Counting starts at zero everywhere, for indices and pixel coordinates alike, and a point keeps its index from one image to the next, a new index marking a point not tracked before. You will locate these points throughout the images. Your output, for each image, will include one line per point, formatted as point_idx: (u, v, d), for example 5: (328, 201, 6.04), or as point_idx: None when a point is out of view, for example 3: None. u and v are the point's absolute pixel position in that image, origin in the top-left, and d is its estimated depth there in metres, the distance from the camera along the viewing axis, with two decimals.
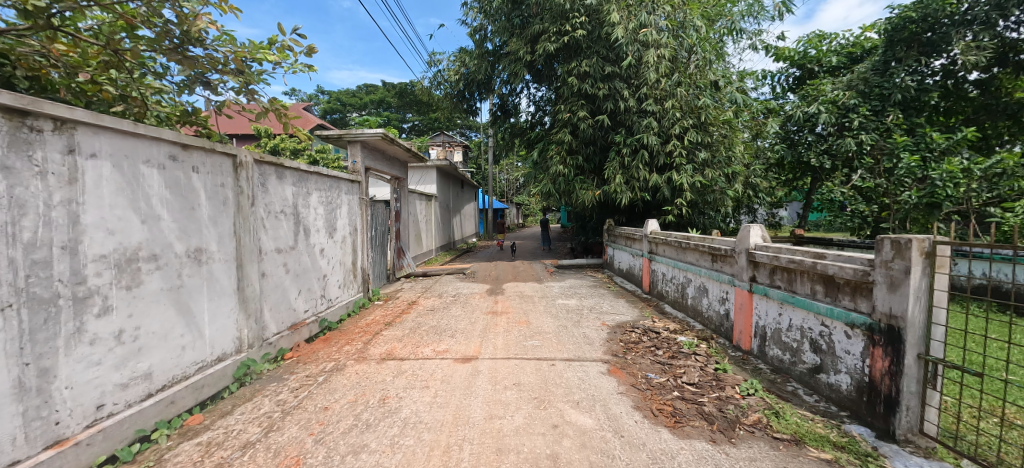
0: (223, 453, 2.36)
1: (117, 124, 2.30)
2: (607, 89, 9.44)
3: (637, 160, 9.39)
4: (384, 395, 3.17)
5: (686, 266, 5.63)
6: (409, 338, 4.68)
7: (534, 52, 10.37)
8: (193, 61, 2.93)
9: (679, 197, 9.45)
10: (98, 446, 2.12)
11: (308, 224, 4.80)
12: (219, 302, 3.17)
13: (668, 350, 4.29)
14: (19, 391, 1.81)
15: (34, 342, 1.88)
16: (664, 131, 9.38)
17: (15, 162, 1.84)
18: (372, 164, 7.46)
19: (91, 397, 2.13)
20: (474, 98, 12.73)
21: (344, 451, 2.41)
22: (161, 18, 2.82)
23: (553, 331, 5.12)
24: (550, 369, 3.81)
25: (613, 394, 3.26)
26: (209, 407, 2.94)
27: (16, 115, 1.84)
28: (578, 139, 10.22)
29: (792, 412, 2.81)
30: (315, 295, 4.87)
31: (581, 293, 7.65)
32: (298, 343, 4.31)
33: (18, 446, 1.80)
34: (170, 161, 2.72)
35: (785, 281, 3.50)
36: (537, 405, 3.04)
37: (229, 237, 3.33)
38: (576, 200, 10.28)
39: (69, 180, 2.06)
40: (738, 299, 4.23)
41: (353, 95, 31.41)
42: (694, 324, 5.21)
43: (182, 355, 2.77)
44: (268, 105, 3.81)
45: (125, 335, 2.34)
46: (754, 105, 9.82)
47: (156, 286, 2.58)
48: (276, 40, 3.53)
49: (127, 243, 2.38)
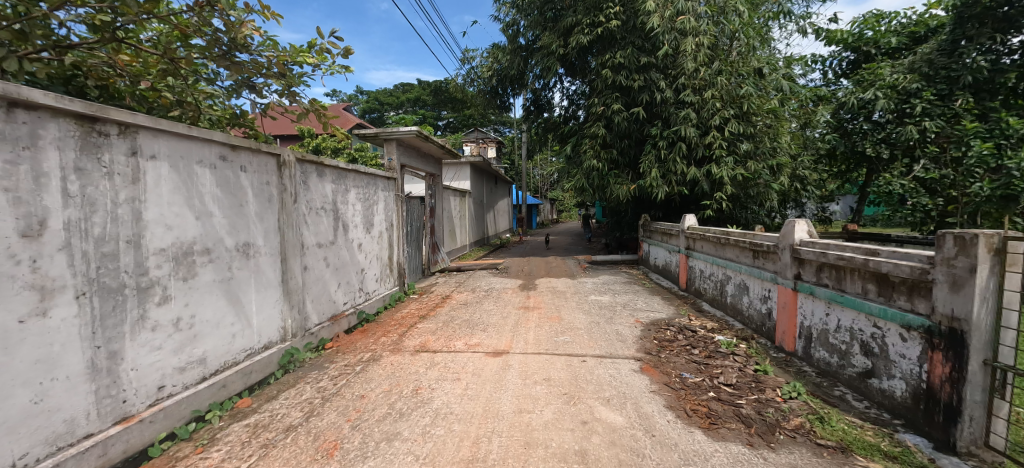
0: (268, 435, 2.53)
1: (174, 127, 2.47)
2: (642, 81, 9.23)
3: (674, 153, 9.14)
4: (417, 386, 3.26)
5: (725, 263, 5.43)
6: (443, 332, 4.79)
7: (567, 45, 10.23)
8: (240, 67, 3.11)
9: (718, 191, 9.10)
10: (159, 424, 2.32)
11: (347, 220, 4.99)
12: (266, 293, 3.37)
13: (705, 349, 4.16)
14: (92, 371, 2.01)
15: (104, 328, 2.07)
16: (703, 123, 9.07)
17: (87, 164, 2.02)
18: (407, 162, 7.63)
19: (153, 379, 2.33)
20: (508, 93, 12.84)
21: (379, 438, 2.51)
22: (211, 27, 2.99)
23: (585, 327, 5.08)
24: (581, 365, 3.78)
25: (645, 392, 3.20)
26: (257, 391, 3.14)
27: (87, 121, 2.02)
28: (612, 132, 10.00)
29: (838, 419, 2.65)
30: (353, 288, 5.07)
31: (615, 289, 7.52)
32: (338, 334, 4.52)
33: (92, 420, 2.00)
34: (221, 161, 2.91)
35: (833, 280, 3.28)
36: (568, 401, 3.03)
37: (275, 231, 3.53)
38: (609, 195, 10.10)
39: (132, 179, 2.24)
40: (781, 298, 4.01)
41: (389, 94, 31.99)
42: (733, 323, 5.00)
43: (232, 342, 2.97)
44: (309, 106, 3.99)
45: (182, 322, 2.54)
46: (801, 93, 9.25)
47: (210, 277, 2.78)
48: (315, 43, 3.68)
49: (183, 238, 2.57)
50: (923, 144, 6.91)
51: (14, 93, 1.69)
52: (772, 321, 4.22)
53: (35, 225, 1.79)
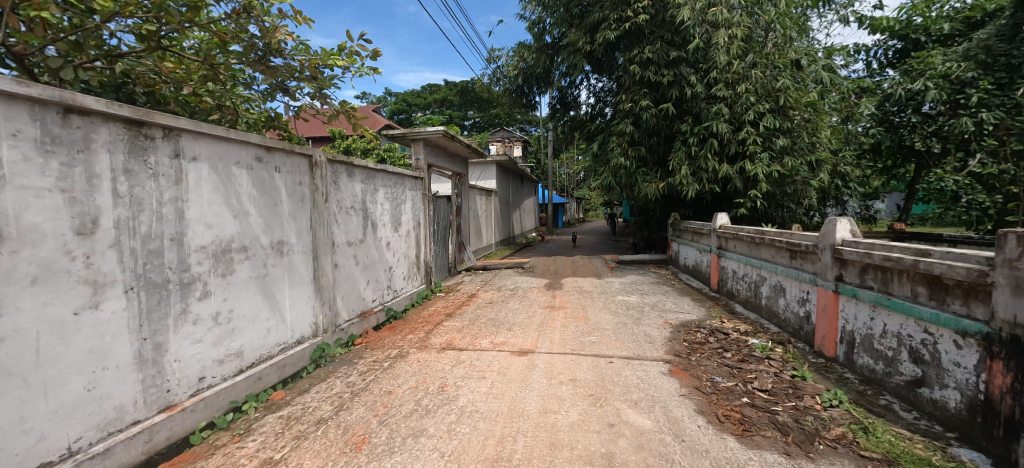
0: (300, 427, 2.61)
1: (213, 130, 2.58)
2: (672, 76, 8.99)
3: (706, 149, 8.86)
4: (443, 383, 3.29)
5: (759, 263, 5.20)
6: (469, 330, 4.82)
7: (594, 42, 10.07)
8: (274, 71, 3.22)
9: (752, 189, 8.75)
10: (199, 413, 2.43)
11: (376, 219, 5.10)
12: (299, 290, 3.49)
13: (738, 353, 4.00)
14: (140, 361, 2.13)
15: (150, 321, 2.19)
16: (736, 118, 8.74)
17: (135, 166, 2.13)
18: (434, 162, 7.73)
19: (194, 370, 2.45)
20: (534, 92, 12.79)
21: (405, 433, 2.55)
22: (247, 33, 3.10)
23: (612, 327, 4.98)
24: (608, 366, 3.71)
25: (675, 396, 3.11)
26: (290, 384, 3.25)
27: (135, 125, 2.14)
28: (640, 129, 9.77)
29: (884, 429, 2.49)
30: (382, 285, 5.17)
31: (643, 289, 7.36)
32: (367, 330, 4.62)
33: (139, 408, 2.12)
34: (257, 162, 3.02)
35: (880, 282, 3.07)
36: (594, 402, 2.98)
37: (307, 230, 3.64)
38: (637, 193, 9.89)
39: (176, 180, 2.36)
40: (821, 300, 3.79)
41: (417, 95, 32.48)
42: (768, 326, 4.78)
43: (267, 337, 3.08)
44: (339, 108, 4.09)
45: (221, 316, 2.66)
46: (843, 85, 8.73)
47: (246, 274, 2.89)
48: (345, 46, 3.77)
49: (222, 236, 2.69)
50: (980, 137, 6.41)
51: (68, 99, 1.81)
52: (810, 325, 4.01)
53: (89, 223, 1.91)
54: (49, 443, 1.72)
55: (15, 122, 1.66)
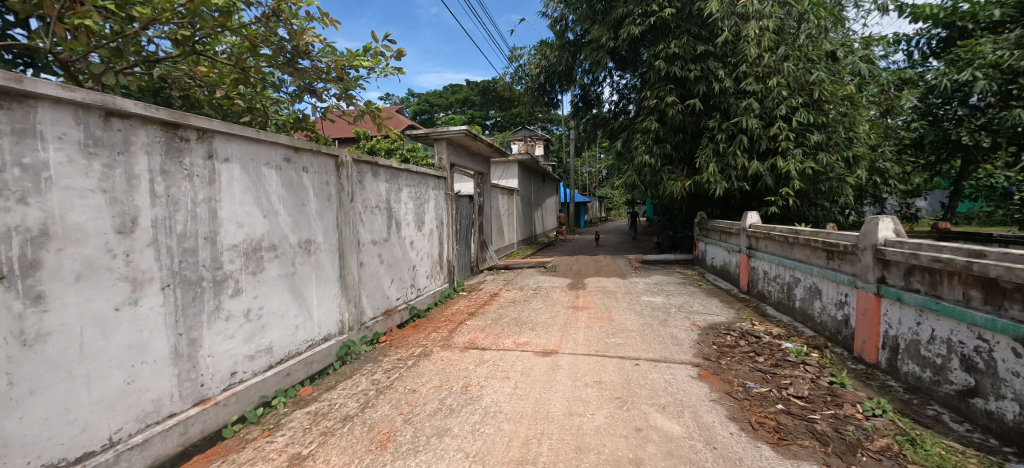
0: (327, 423, 2.64)
1: (245, 132, 2.64)
2: (699, 70, 8.71)
3: (735, 146, 8.56)
4: (466, 382, 3.28)
5: (793, 264, 4.95)
6: (491, 329, 4.80)
7: (617, 38, 9.87)
8: (302, 73, 3.28)
9: (785, 186, 8.40)
10: (231, 407, 2.50)
11: (400, 218, 5.15)
12: (325, 288, 3.55)
13: (771, 357, 3.83)
14: (176, 356, 2.20)
15: (185, 317, 2.26)
16: (767, 113, 8.41)
17: (171, 166, 2.20)
18: (456, 161, 7.77)
19: (227, 365, 2.51)
20: (556, 90, 12.68)
21: (430, 433, 2.54)
22: (277, 36, 3.17)
23: (637, 329, 4.86)
24: (634, 368, 3.61)
25: (705, 401, 2.98)
26: (317, 380, 3.31)
27: (171, 127, 2.21)
28: (665, 126, 9.51)
29: (934, 442, 2.31)
30: (405, 284, 5.22)
31: (669, 290, 7.16)
32: (391, 328, 4.67)
33: (174, 401, 2.19)
34: (286, 163, 3.09)
35: (928, 285, 2.86)
36: (620, 406, 2.90)
37: (333, 229, 3.70)
38: (662, 191, 9.64)
39: (209, 181, 2.43)
40: (861, 303, 3.57)
41: (439, 95, 32.78)
42: (803, 330, 4.55)
43: (296, 333, 3.15)
44: (365, 108, 4.14)
45: (252, 313, 2.73)
46: (883, 77, 8.24)
47: (276, 272, 2.96)
48: (370, 47, 3.81)
49: (253, 235, 2.76)
50: None
51: (109, 103, 1.88)
52: (849, 329, 3.78)
53: (129, 222, 1.98)
54: (92, 433, 1.80)
55: (60, 125, 1.73)
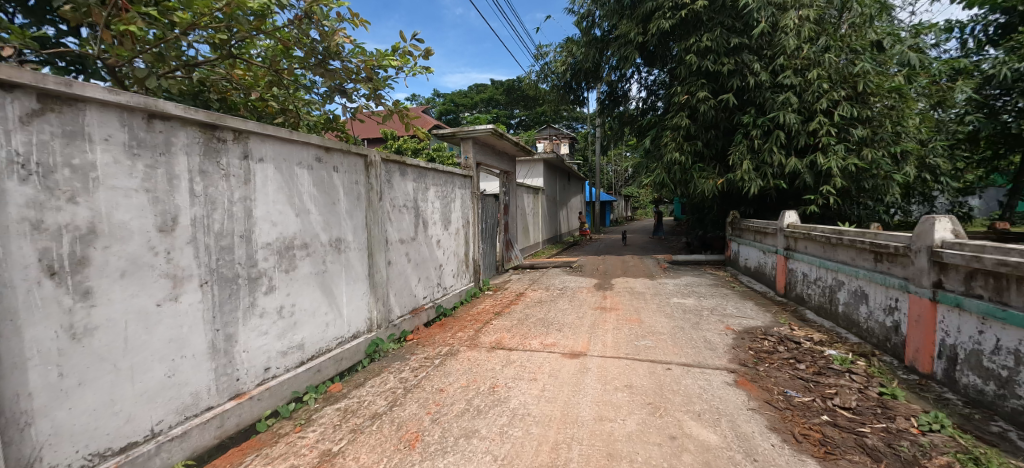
0: (356, 420, 2.67)
1: (278, 132, 2.70)
2: (733, 64, 8.34)
3: (771, 142, 8.16)
4: (493, 383, 3.24)
5: (835, 266, 4.65)
6: (518, 329, 4.76)
7: (646, 32, 9.59)
8: (332, 73, 3.33)
9: (825, 184, 7.96)
10: (265, 402, 2.56)
11: (427, 217, 5.17)
12: (355, 286, 3.60)
13: (813, 365, 3.60)
14: (213, 351, 2.26)
15: (222, 313, 2.32)
16: (806, 107, 7.98)
17: (209, 167, 2.27)
18: (482, 160, 7.76)
19: (261, 361, 2.57)
20: (582, 87, 12.47)
21: (458, 433, 2.51)
22: (309, 38, 3.23)
23: (668, 332, 4.68)
24: (666, 373, 3.47)
25: (742, 410, 2.82)
26: (346, 377, 3.36)
27: (209, 128, 2.27)
28: (697, 123, 9.15)
29: (999, 461, 2.09)
30: (432, 282, 5.25)
31: (700, 292, 6.90)
32: (418, 326, 4.70)
33: (212, 394, 2.25)
34: (317, 162, 3.14)
35: (992, 290, 2.60)
36: (652, 412, 2.78)
37: (363, 228, 3.74)
38: (693, 190, 9.31)
39: (245, 181, 2.49)
40: (913, 309, 3.29)
41: (465, 95, 32.97)
42: (847, 336, 4.27)
43: (326, 330, 3.20)
44: (393, 108, 4.17)
45: (285, 310, 2.78)
46: (933, 67, 7.68)
47: (307, 270, 3.01)
48: (399, 46, 3.82)
49: (286, 233, 2.81)
50: None
51: (152, 105, 1.94)
52: (899, 336, 3.51)
53: (169, 220, 2.05)
54: (135, 424, 1.87)
55: (106, 127, 1.80)
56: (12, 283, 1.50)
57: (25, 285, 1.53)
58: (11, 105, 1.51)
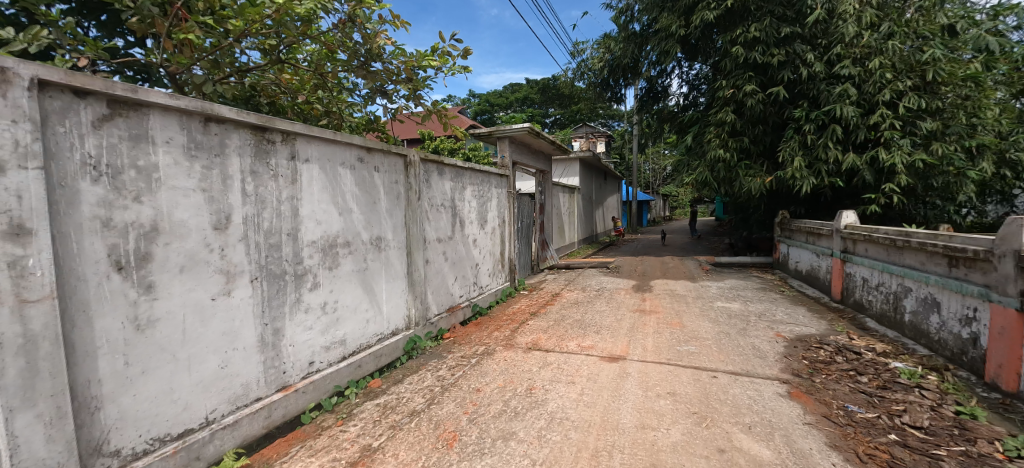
0: (395, 417, 2.70)
1: (323, 134, 2.77)
2: (784, 54, 7.82)
3: (826, 137, 7.59)
4: (531, 385, 3.19)
5: (901, 271, 4.22)
6: (554, 330, 4.68)
7: (689, 24, 9.18)
8: (374, 75, 3.39)
9: (889, 182, 7.32)
10: (309, 395, 2.64)
11: (464, 216, 5.20)
12: (394, 284, 3.66)
13: (877, 378, 3.28)
14: (262, 345, 2.35)
15: (271, 308, 2.41)
16: (867, 99, 7.39)
17: (259, 168, 2.36)
18: (518, 159, 7.72)
19: (306, 355, 2.66)
20: (619, 84, 12.15)
21: (495, 435, 2.48)
22: (352, 41, 3.30)
23: (713, 337, 4.44)
24: (711, 381, 3.28)
25: (798, 424, 2.61)
26: (385, 373, 3.42)
27: (260, 131, 2.37)
28: (743, 118, 8.62)
29: None
30: (468, 281, 5.27)
31: (746, 296, 6.52)
32: (454, 324, 4.73)
33: (261, 386, 2.34)
34: (359, 163, 3.21)
35: None
36: (698, 422, 2.62)
37: (402, 227, 3.80)
38: (738, 189, 8.82)
39: (292, 180, 2.57)
40: (996, 321, 2.92)
41: (500, 95, 33.08)
42: (914, 346, 3.88)
43: (367, 327, 3.27)
44: (432, 108, 4.21)
45: (328, 306, 2.86)
46: (1015, 52, 6.96)
47: (350, 268, 3.09)
48: (438, 47, 3.85)
49: (329, 232, 2.89)
50: None
51: (208, 109, 2.04)
52: (978, 349, 3.14)
53: (223, 219, 2.15)
54: (191, 412, 1.98)
55: (167, 130, 1.90)
56: (84, 277, 1.61)
57: (96, 279, 1.64)
58: (84, 111, 1.62)
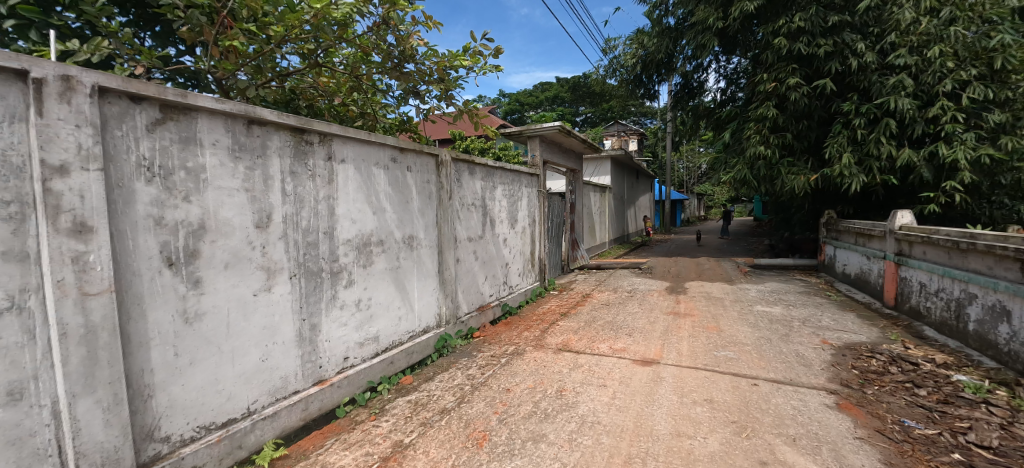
0: (426, 414, 2.72)
1: (358, 135, 2.84)
2: (832, 44, 7.35)
3: (878, 131, 7.08)
4: (561, 387, 3.14)
5: (963, 276, 3.86)
6: (585, 332, 4.60)
7: (727, 16, 8.79)
8: (407, 76, 3.44)
9: (951, 179, 6.75)
10: (343, 389, 2.71)
11: (494, 215, 5.20)
12: (425, 282, 3.70)
13: (936, 391, 3.02)
14: (300, 339, 2.43)
15: (308, 304, 2.49)
16: (925, 90, 6.86)
17: (298, 168, 2.44)
18: (548, 158, 7.64)
19: (340, 350, 2.72)
20: (653, 81, 11.83)
21: (525, 436, 2.46)
22: (385, 43, 3.36)
23: (752, 343, 4.22)
24: (751, 389, 3.11)
25: (847, 438, 2.43)
26: (417, 370, 3.47)
27: (299, 133, 2.45)
28: (786, 112, 8.14)
29: None
30: (498, 280, 5.27)
31: (789, 300, 6.18)
32: (484, 323, 4.74)
33: (299, 379, 2.42)
34: (392, 163, 3.27)
35: None
36: (737, 432, 2.49)
37: (433, 225, 3.84)
38: (780, 187, 8.38)
39: (329, 180, 2.64)
40: None
41: (530, 94, 32.98)
42: (979, 358, 3.54)
43: (399, 324, 3.32)
44: (464, 108, 4.23)
45: (362, 303, 2.92)
46: None
47: (383, 266, 3.15)
48: (469, 47, 3.86)
49: (364, 230, 2.96)
50: None
51: (250, 112, 2.12)
52: None
53: (265, 218, 2.24)
54: (234, 402, 2.07)
55: (213, 133, 1.99)
56: (139, 272, 1.70)
57: (149, 274, 1.74)
58: (139, 115, 1.72)
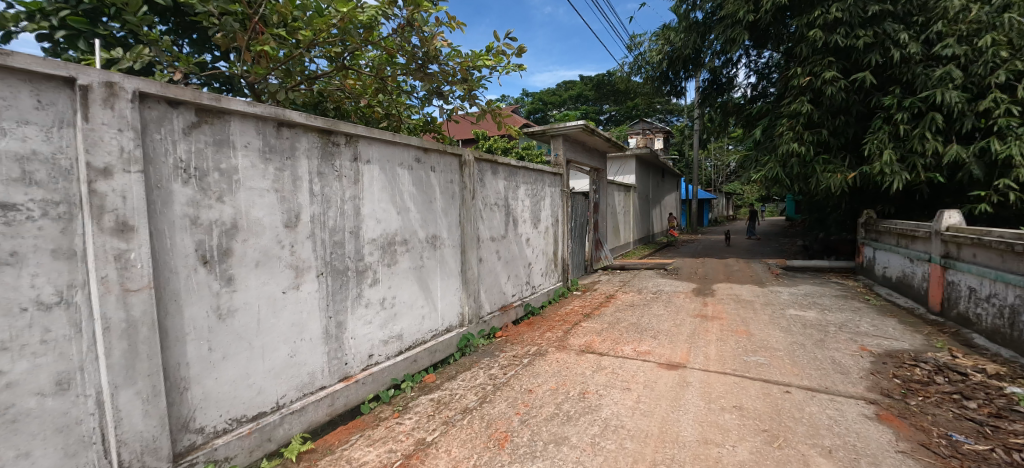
0: (448, 413, 2.73)
1: (383, 135, 2.88)
2: (873, 35, 6.97)
3: (923, 126, 6.66)
4: (584, 389, 3.10)
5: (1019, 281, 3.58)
6: (609, 333, 4.53)
7: (758, 9, 8.46)
8: (430, 77, 3.47)
9: (1005, 176, 6.29)
10: (368, 386, 2.75)
11: (517, 215, 5.19)
12: (448, 281, 3.72)
13: (988, 403, 2.81)
14: (327, 336, 2.49)
15: (334, 302, 2.54)
16: (976, 81, 6.42)
17: (326, 169, 2.49)
18: (572, 157, 7.56)
19: (365, 348, 2.77)
20: (679, 77, 11.54)
21: (547, 438, 2.43)
22: (409, 45, 3.40)
23: (784, 348, 4.04)
24: (784, 397, 2.98)
25: (889, 451, 2.29)
26: (439, 368, 3.50)
27: (327, 134, 2.50)
28: (822, 108, 7.79)
29: None
30: (521, 280, 5.25)
31: (825, 304, 5.89)
32: (506, 323, 4.74)
33: (325, 375, 2.48)
34: (416, 163, 3.30)
35: None
36: (769, 441, 2.39)
37: (456, 225, 3.86)
38: (815, 186, 8.01)
39: (355, 180, 2.69)
40: None
41: (553, 93, 32.76)
42: None
43: (422, 323, 3.36)
44: (487, 108, 4.23)
45: (386, 301, 2.97)
46: None
47: (407, 265, 3.18)
48: (493, 46, 3.85)
49: (388, 230, 3.00)
50: None
51: (280, 114, 2.18)
52: None
53: (293, 217, 2.29)
54: (264, 396, 2.13)
55: (245, 135, 2.06)
56: (176, 269, 1.78)
57: (185, 272, 1.81)
58: (176, 119, 1.80)
